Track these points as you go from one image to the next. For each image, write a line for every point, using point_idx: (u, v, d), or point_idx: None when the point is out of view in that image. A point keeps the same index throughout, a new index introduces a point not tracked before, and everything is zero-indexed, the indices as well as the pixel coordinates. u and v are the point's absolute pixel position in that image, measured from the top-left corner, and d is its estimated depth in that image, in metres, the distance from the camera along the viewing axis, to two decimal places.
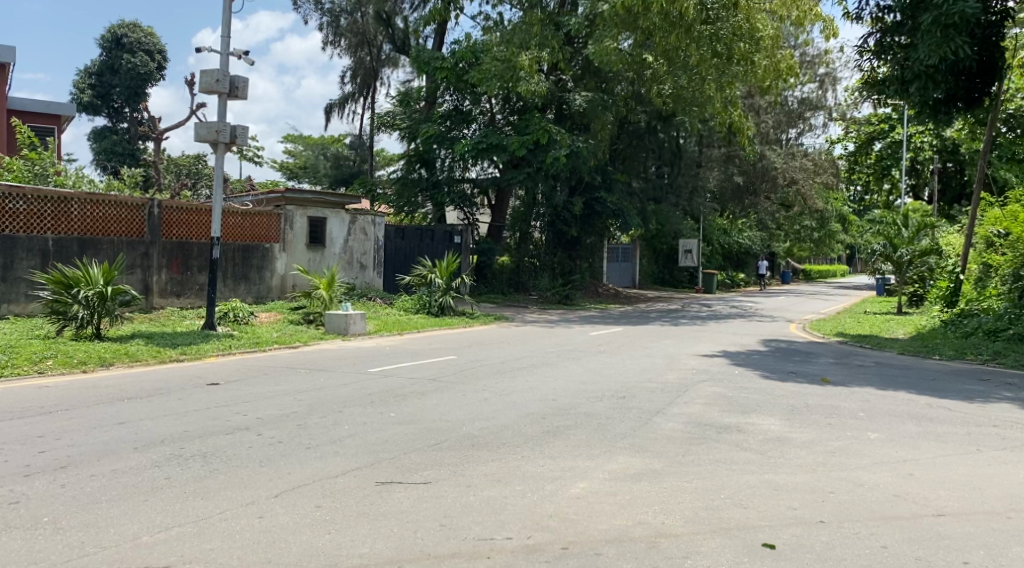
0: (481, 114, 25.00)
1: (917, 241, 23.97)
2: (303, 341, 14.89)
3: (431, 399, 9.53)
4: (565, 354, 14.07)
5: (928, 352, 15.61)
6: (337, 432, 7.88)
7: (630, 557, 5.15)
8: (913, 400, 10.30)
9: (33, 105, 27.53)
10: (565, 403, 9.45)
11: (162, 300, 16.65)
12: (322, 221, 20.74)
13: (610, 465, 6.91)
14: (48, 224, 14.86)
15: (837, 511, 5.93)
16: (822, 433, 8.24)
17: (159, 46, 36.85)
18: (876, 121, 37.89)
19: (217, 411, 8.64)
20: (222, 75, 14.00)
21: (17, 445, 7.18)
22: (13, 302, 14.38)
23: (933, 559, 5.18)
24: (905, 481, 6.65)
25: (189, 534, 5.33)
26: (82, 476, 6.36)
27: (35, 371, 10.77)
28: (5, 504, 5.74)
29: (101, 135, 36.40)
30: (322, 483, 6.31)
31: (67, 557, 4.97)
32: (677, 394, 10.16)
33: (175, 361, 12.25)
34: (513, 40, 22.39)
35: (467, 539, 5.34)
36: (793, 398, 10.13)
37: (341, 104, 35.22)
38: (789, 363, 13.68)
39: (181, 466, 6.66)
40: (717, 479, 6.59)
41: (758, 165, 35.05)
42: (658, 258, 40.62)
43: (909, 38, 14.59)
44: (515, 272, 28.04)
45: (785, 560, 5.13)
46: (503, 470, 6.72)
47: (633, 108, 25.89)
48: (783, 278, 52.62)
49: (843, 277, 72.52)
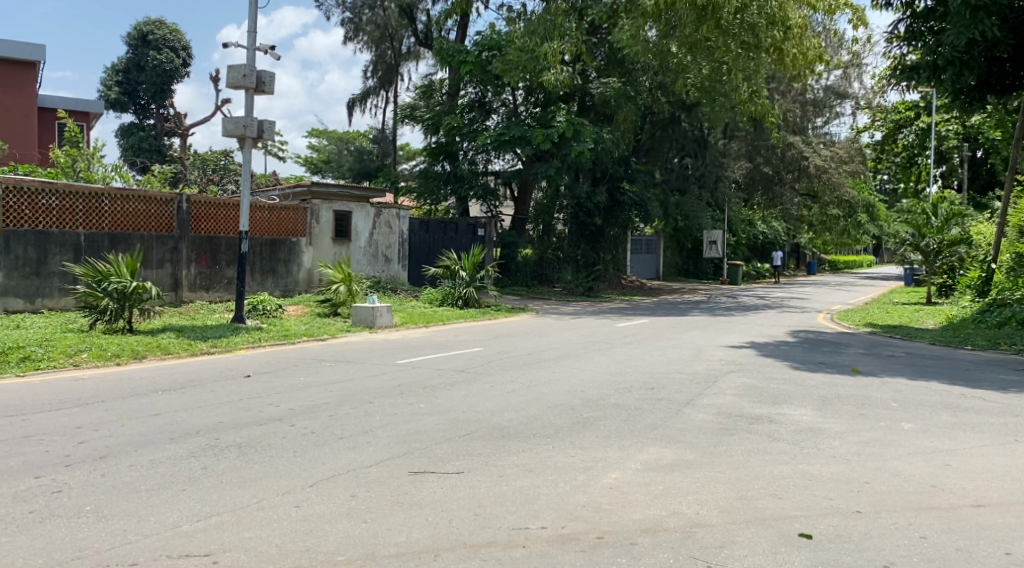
0: (502, 105, 25.59)
1: (949, 231, 23.88)
2: (331, 333, 15.00)
3: (460, 391, 9.56)
4: (591, 345, 14.08)
5: (959, 342, 15.44)
6: (369, 422, 7.93)
7: (665, 547, 5.14)
8: (946, 390, 10.17)
9: (63, 102, 27.89)
10: (592, 394, 9.44)
11: (191, 294, 16.85)
12: (347, 215, 20.82)
13: (642, 456, 6.89)
14: (80, 219, 15.06)
15: (874, 502, 5.88)
16: (855, 423, 8.17)
17: (184, 43, 37.25)
18: (903, 110, 38.01)
19: (250, 403, 8.71)
20: (249, 70, 14.10)
21: (56, 436, 7.28)
22: (46, 297, 14.58)
23: (973, 549, 5.12)
24: (943, 472, 6.57)
25: (228, 523, 5.38)
26: (121, 465, 6.45)
27: (70, 363, 10.93)
28: (49, 492, 5.86)
29: (129, 132, 36.85)
30: (357, 473, 6.37)
31: (110, 545, 5.06)
32: (706, 385, 10.12)
33: (206, 353, 12.39)
34: (537, 31, 22.29)
35: (502, 528, 5.36)
36: (825, 389, 10.06)
37: (362, 99, 35.39)
38: (818, 353, 13.61)
39: (216, 456, 6.73)
40: (751, 469, 6.56)
41: (786, 155, 34.32)
42: (683, 250, 40.37)
43: (940, 24, 14.46)
44: (540, 265, 28.03)
45: (823, 551, 5.09)
46: (534, 460, 6.73)
47: (659, 99, 25.79)
48: (809, 269, 52.40)
49: (870, 267, 71.93)
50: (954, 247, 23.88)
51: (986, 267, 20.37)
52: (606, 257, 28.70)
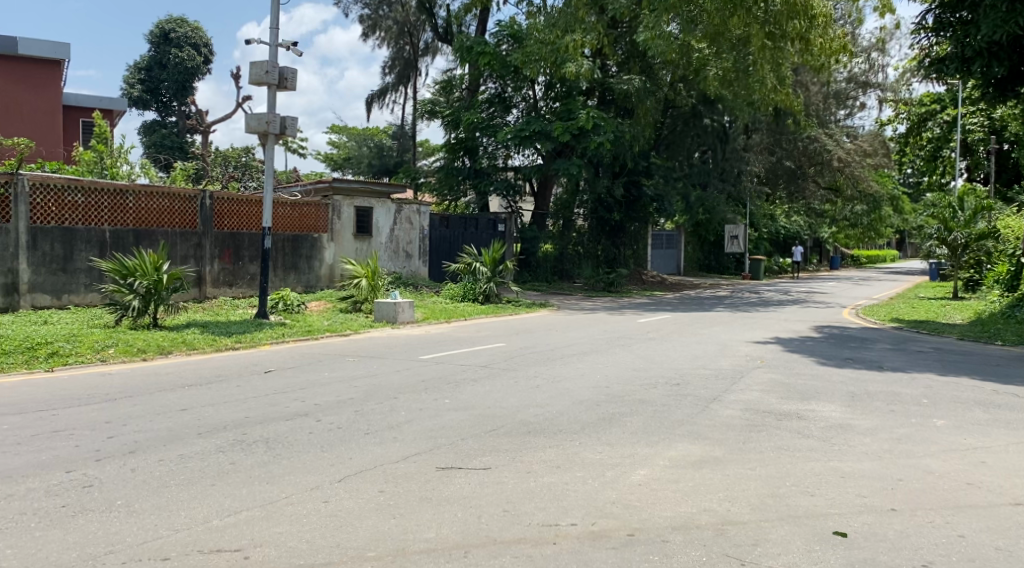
0: (522, 100, 25.49)
1: (976, 224, 23.36)
2: (353, 328, 15.05)
3: (484, 386, 9.53)
4: (615, 341, 14.03)
5: (988, 337, 15.22)
6: (395, 418, 7.93)
7: (698, 544, 5.09)
8: (977, 386, 10.03)
9: (87, 101, 28.19)
10: (617, 390, 9.39)
11: (215, 290, 16.96)
12: (368, 211, 20.85)
13: (669, 452, 6.83)
14: (105, 216, 15.17)
15: (909, 500, 5.79)
16: (886, 420, 8.07)
17: (205, 39, 37.42)
18: (928, 102, 37.84)
19: (276, 398, 8.74)
20: (272, 67, 14.13)
21: (86, 431, 7.34)
22: (72, 293, 14.71)
23: (1014, 549, 5.03)
24: (978, 469, 6.47)
25: (258, 518, 5.39)
26: (150, 460, 6.48)
27: (97, 358, 11.04)
28: (80, 487, 5.89)
29: (151, 129, 37.12)
30: (385, 468, 6.36)
31: (142, 539, 5.07)
32: (732, 381, 10.04)
33: (230, 349, 12.45)
34: (558, 24, 22.08)
35: (531, 525, 5.33)
36: (852, 385, 9.95)
37: (380, 95, 35.46)
38: (844, 348, 13.49)
39: (245, 451, 6.75)
40: (781, 466, 6.50)
41: (810, 148, 33.93)
42: (704, 245, 40.15)
43: (971, 14, 14.19)
44: (560, 260, 28.01)
45: (858, 549, 5.02)
46: (561, 456, 6.70)
47: (680, 92, 25.72)
48: (832, 263, 52.00)
49: (893, 262, 71.29)
50: (982, 241, 23.38)
51: (1015, 261, 19.93)
52: (626, 253, 28.70)
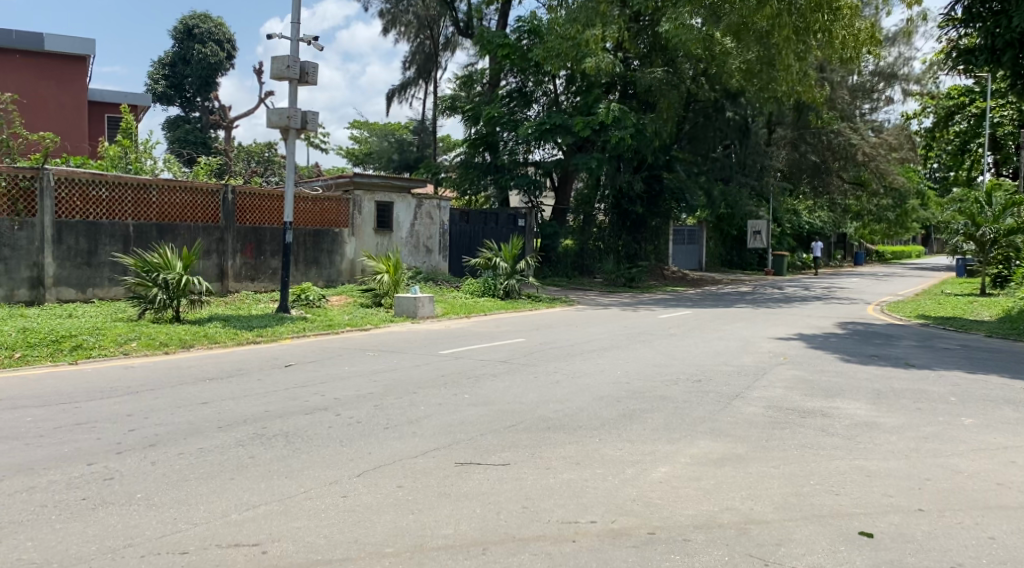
0: (543, 95, 25.35)
1: (1005, 220, 22.98)
2: (374, 323, 15.04)
3: (503, 381, 9.48)
4: (636, 337, 13.93)
5: (1017, 335, 14.95)
6: (413, 413, 7.90)
7: (720, 543, 5.01)
8: (1006, 384, 9.83)
9: (112, 96, 28.40)
10: (638, 386, 9.30)
11: (237, 284, 17.06)
12: (389, 206, 20.85)
13: (691, 450, 6.74)
14: (128, 210, 15.25)
15: (937, 500, 5.67)
16: (912, 418, 7.92)
17: (228, 35, 37.55)
18: (956, 95, 37.11)
19: (296, 392, 8.74)
20: (293, 61, 14.14)
21: (108, 423, 7.37)
22: (97, 286, 14.83)
23: None
24: (1007, 469, 6.33)
25: (276, 512, 5.38)
26: (171, 454, 6.49)
27: (120, 352, 11.11)
28: (101, 480, 5.91)
29: (174, 124, 37.36)
30: (403, 464, 6.33)
31: (161, 533, 5.07)
32: (754, 377, 9.91)
33: (251, 343, 12.48)
34: (578, 18, 21.81)
35: (550, 522, 5.27)
36: (877, 382, 9.78)
37: (401, 90, 35.45)
38: (868, 345, 13.29)
39: (264, 445, 6.74)
40: (805, 465, 6.38)
41: (835, 142, 33.43)
42: (726, 240, 39.86)
43: (1001, 5, 13.86)
44: (580, 255, 28.08)
45: (884, 550, 4.92)
46: (581, 453, 6.64)
47: (703, 86, 25.33)
48: (856, 259, 51.29)
49: (920, 256, 70.17)
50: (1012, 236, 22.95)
51: None
52: (647, 248, 28.56)
